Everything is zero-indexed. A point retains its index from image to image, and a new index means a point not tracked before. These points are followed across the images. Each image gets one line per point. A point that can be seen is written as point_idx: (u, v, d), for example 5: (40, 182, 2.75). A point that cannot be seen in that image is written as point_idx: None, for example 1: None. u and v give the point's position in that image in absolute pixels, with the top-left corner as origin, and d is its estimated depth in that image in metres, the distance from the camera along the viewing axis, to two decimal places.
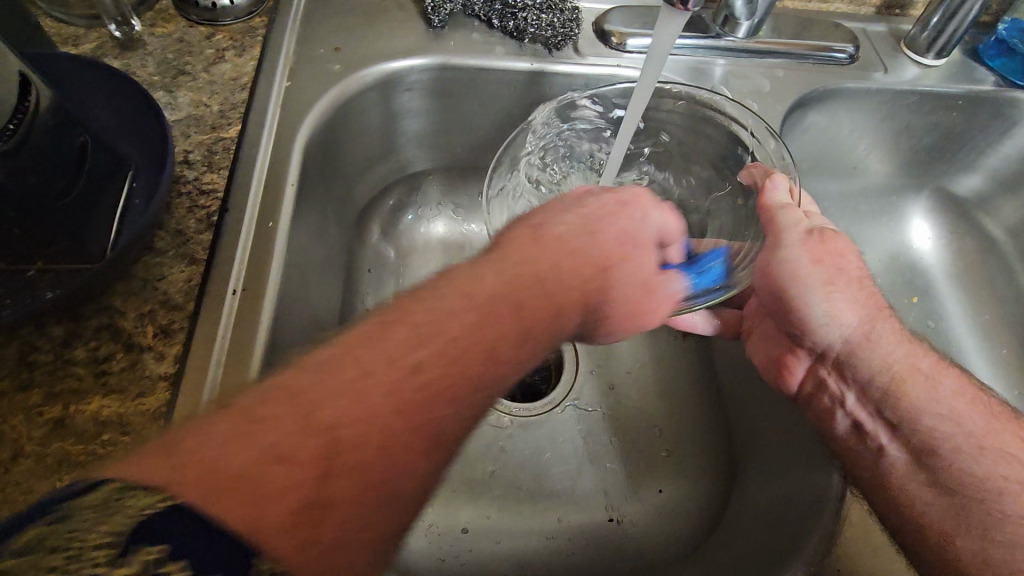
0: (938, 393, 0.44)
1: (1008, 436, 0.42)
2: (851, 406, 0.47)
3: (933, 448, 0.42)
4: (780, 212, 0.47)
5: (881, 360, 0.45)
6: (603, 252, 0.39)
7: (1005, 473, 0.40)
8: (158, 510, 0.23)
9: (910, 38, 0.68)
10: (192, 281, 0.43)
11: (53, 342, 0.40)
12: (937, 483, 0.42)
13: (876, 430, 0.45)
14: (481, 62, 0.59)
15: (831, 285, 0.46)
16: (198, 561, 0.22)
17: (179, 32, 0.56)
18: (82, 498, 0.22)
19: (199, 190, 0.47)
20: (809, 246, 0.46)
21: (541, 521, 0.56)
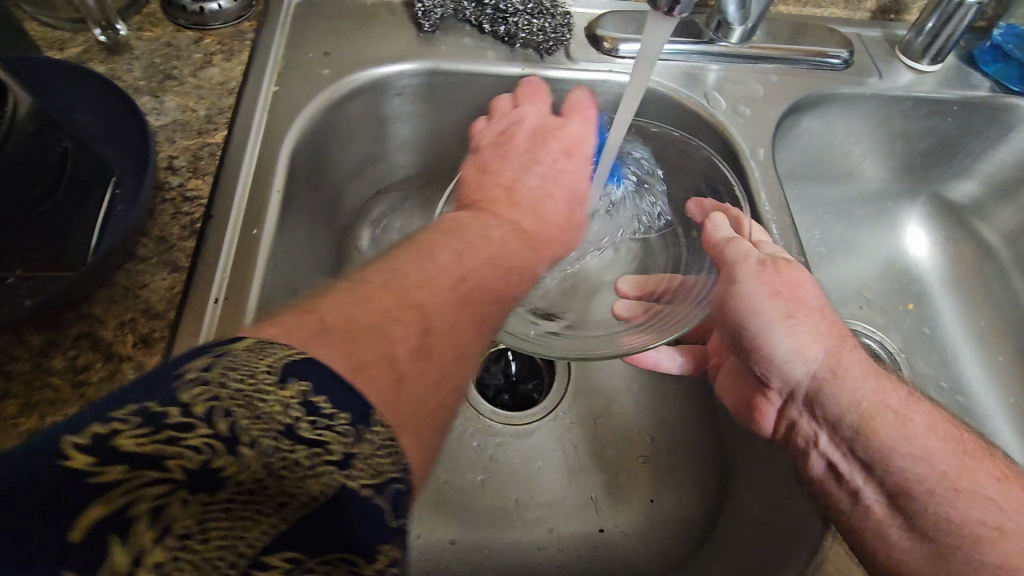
0: (908, 430, 0.43)
1: (981, 476, 0.41)
2: (824, 446, 0.45)
3: (909, 491, 0.41)
4: (731, 247, 0.49)
5: (850, 396, 0.45)
6: (558, 206, 0.51)
7: (981, 518, 0.39)
8: (301, 357, 0.25)
9: (905, 43, 0.68)
10: (173, 289, 0.43)
11: (32, 351, 0.39)
12: (915, 527, 0.41)
13: (851, 470, 0.44)
14: (471, 67, 0.59)
15: (790, 318, 0.47)
16: (337, 401, 0.24)
17: (167, 36, 0.56)
18: (233, 344, 0.25)
19: (183, 197, 0.47)
20: (763, 282, 0.47)
21: (529, 532, 0.55)
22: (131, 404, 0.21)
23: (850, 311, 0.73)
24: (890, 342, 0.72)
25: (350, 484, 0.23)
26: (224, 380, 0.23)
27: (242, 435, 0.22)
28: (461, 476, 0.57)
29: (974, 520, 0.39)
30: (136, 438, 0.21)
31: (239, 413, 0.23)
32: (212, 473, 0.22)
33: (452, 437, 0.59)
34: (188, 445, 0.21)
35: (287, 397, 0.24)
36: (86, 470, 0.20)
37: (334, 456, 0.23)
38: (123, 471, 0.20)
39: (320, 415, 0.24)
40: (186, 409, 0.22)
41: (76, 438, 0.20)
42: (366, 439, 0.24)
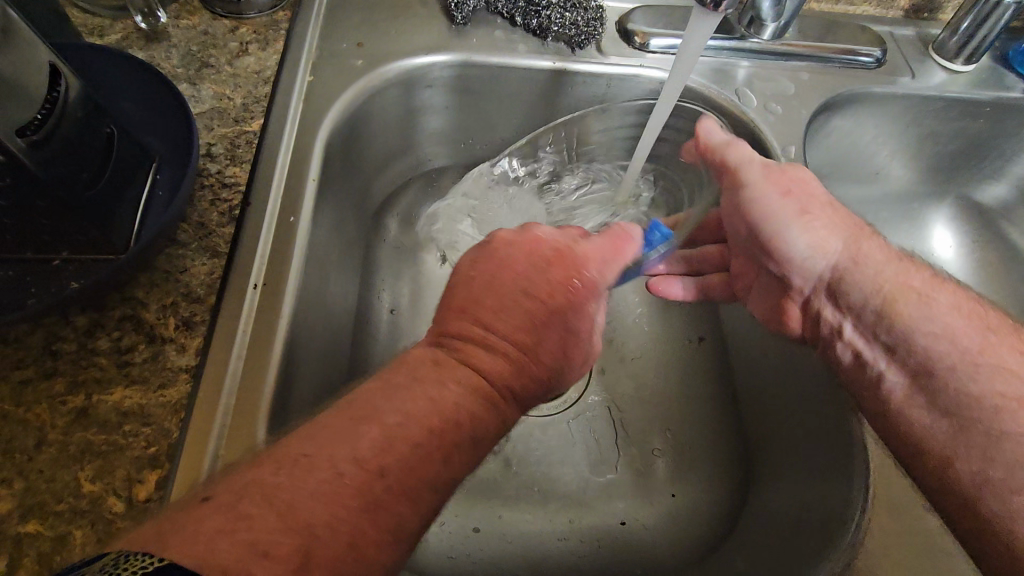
0: (932, 307, 0.45)
1: (1004, 349, 0.42)
2: (848, 335, 0.49)
3: (931, 368, 0.43)
4: (733, 149, 0.50)
5: (870, 283, 0.47)
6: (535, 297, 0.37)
7: (1001, 389, 0.40)
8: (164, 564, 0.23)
9: (939, 42, 0.67)
10: (213, 274, 0.43)
11: (77, 331, 0.40)
12: (936, 406, 0.42)
13: (875, 357, 0.47)
14: (503, 59, 0.59)
15: (805, 216, 0.49)
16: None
17: (204, 25, 0.56)
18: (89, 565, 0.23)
19: (221, 183, 0.47)
20: (773, 183, 0.49)
21: (550, 522, 0.56)
22: None
23: None
24: None
25: None
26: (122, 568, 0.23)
27: None
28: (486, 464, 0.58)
29: (990, 391, 0.40)
30: None
31: None
32: None
33: None
34: None
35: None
36: None
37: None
38: None
39: None
40: None
41: None
42: None
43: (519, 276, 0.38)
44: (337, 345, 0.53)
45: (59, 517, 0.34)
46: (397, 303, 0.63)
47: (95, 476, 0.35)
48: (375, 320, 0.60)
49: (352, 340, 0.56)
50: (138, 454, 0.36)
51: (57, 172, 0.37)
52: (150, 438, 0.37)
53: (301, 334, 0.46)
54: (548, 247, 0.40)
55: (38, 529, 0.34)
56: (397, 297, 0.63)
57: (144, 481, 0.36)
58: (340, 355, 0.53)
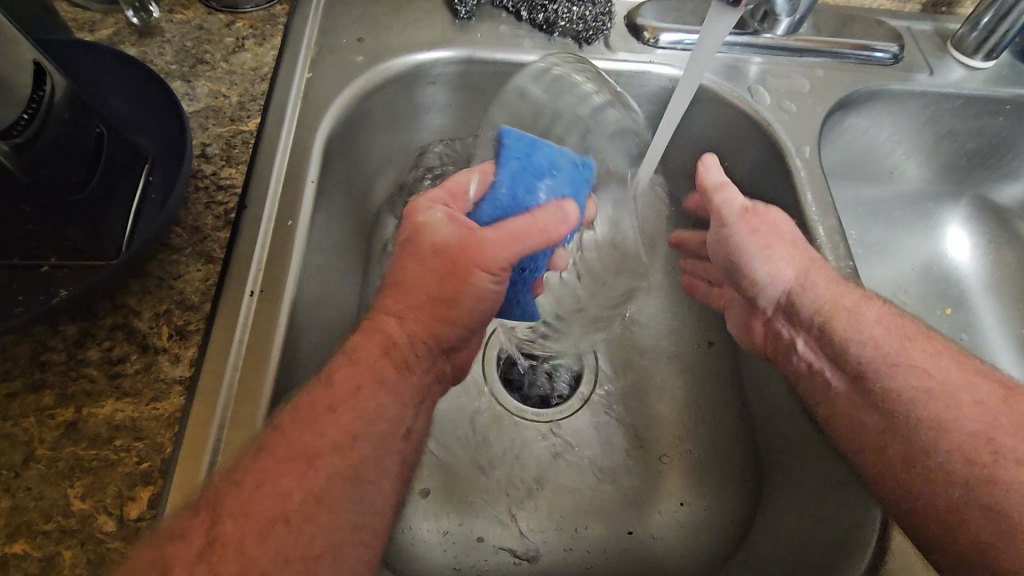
0: (862, 322, 0.43)
1: (917, 353, 0.41)
2: (801, 351, 0.47)
3: (863, 372, 0.42)
4: (719, 190, 0.53)
5: (812, 299, 0.46)
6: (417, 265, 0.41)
7: (912, 383, 0.39)
8: None
9: (958, 37, 0.65)
10: (208, 281, 0.42)
11: (66, 341, 0.38)
12: (870, 403, 0.41)
13: (821, 364, 0.45)
14: (509, 55, 0.57)
15: (767, 249, 0.49)
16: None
17: (199, 19, 0.54)
18: None
19: (216, 185, 0.46)
20: (740, 222, 0.51)
21: (557, 532, 0.54)
22: None
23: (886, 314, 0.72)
24: None
25: None
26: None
27: None
28: (490, 473, 0.57)
29: (911, 387, 0.39)
30: None
31: None
32: None
33: (480, 433, 0.59)
34: None
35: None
36: None
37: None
38: None
39: None
40: None
41: None
42: None
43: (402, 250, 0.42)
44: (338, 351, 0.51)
45: (47, 537, 0.33)
46: None
47: (85, 494, 0.34)
48: None
49: None
50: (130, 470, 0.35)
51: (44, 174, 0.35)
52: (143, 453, 0.35)
53: (300, 342, 0.44)
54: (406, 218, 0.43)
55: (25, 549, 0.32)
56: None
57: (136, 498, 0.34)
58: None
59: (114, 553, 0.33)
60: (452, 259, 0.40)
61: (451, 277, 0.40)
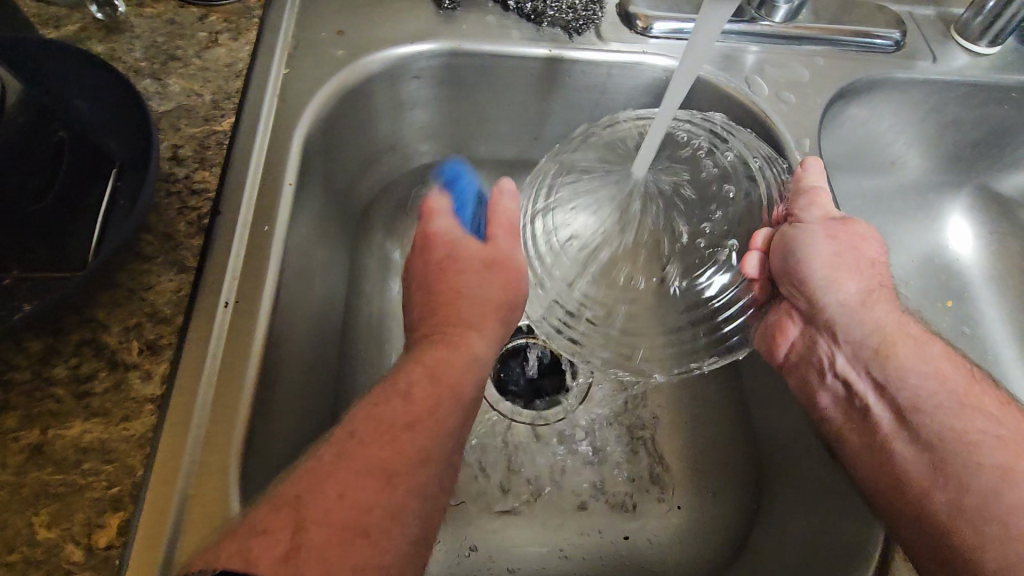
0: (924, 353, 0.42)
1: (985, 397, 0.40)
2: (839, 366, 0.44)
3: (918, 405, 0.40)
4: (813, 189, 0.47)
5: (869, 321, 0.43)
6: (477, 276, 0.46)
7: (982, 427, 0.38)
8: None
9: (962, 22, 0.63)
10: (181, 291, 0.40)
11: (31, 359, 0.36)
12: (917, 437, 0.39)
13: (863, 389, 0.43)
14: (496, 47, 0.54)
15: (839, 258, 0.44)
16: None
17: (170, 14, 0.52)
18: None
19: (190, 189, 0.43)
20: (819, 224, 0.45)
21: (552, 540, 0.53)
22: None
23: None
24: None
25: None
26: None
27: None
28: (482, 480, 0.55)
29: (974, 429, 0.38)
30: None
31: None
32: None
33: (472, 440, 0.57)
34: None
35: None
36: None
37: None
38: None
39: None
40: None
41: None
42: None
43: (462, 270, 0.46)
44: (323, 359, 0.50)
45: (11, 569, 0.31)
46: (385, 308, 0.59)
47: (51, 521, 0.32)
48: (363, 328, 0.57)
49: (339, 350, 0.53)
50: (98, 495, 0.33)
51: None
52: (113, 477, 0.34)
53: (279, 353, 0.42)
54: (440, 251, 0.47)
55: None
56: (386, 303, 0.60)
57: (104, 526, 0.32)
58: (326, 369, 0.50)
59: None
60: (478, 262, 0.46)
61: (433, 286, 0.46)
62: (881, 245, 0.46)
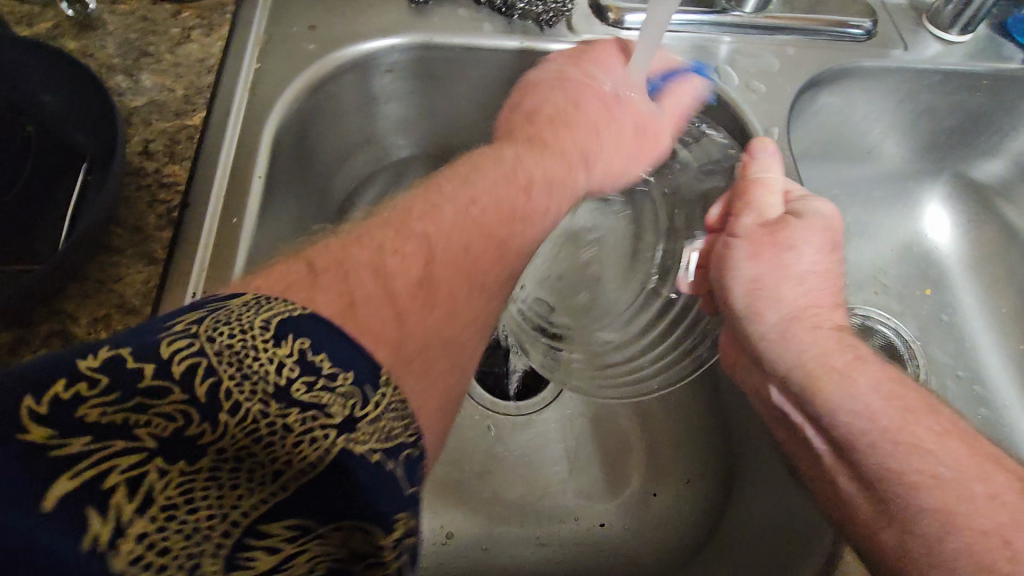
0: (854, 389, 0.38)
1: (924, 431, 0.36)
2: (776, 401, 0.43)
3: (852, 443, 0.38)
4: (756, 184, 0.45)
5: (790, 355, 0.41)
6: (591, 123, 0.48)
7: (920, 467, 0.35)
8: (301, 315, 0.25)
9: (933, 11, 0.63)
10: (149, 283, 0.40)
11: (1, 349, 0.37)
12: (859, 476, 0.38)
13: (801, 421, 0.42)
14: (467, 40, 0.55)
15: (759, 282, 0.42)
16: (337, 359, 0.25)
17: (143, 10, 0.52)
18: (226, 302, 0.25)
19: (159, 183, 0.44)
20: (745, 239, 0.43)
21: (528, 526, 0.54)
22: (106, 350, 0.21)
23: (865, 295, 0.72)
24: (905, 328, 0.71)
25: (353, 445, 0.23)
26: (212, 332, 0.23)
27: (226, 395, 0.22)
28: (461, 467, 0.56)
29: (911, 470, 0.35)
30: (106, 401, 0.20)
31: (225, 374, 0.22)
32: (194, 441, 0.21)
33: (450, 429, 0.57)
34: (165, 409, 0.21)
35: (281, 355, 0.23)
36: (46, 442, 0.18)
37: (335, 420, 0.23)
38: (91, 439, 0.19)
39: (320, 374, 0.24)
40: (165, 368, 0.21)
41: (35, 402, 0.19)
42: (371, 400, 0.24)
43: (588, 120, 0.48)
44: None
45: None
46: None
47: None
48: None
49: None
50: None
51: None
52: None
53: None
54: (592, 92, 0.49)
55: None
56: None
57: None
58: None
59: None
60: (614, 122, 0.49)
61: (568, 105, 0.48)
62: (821, 250, 0.42)
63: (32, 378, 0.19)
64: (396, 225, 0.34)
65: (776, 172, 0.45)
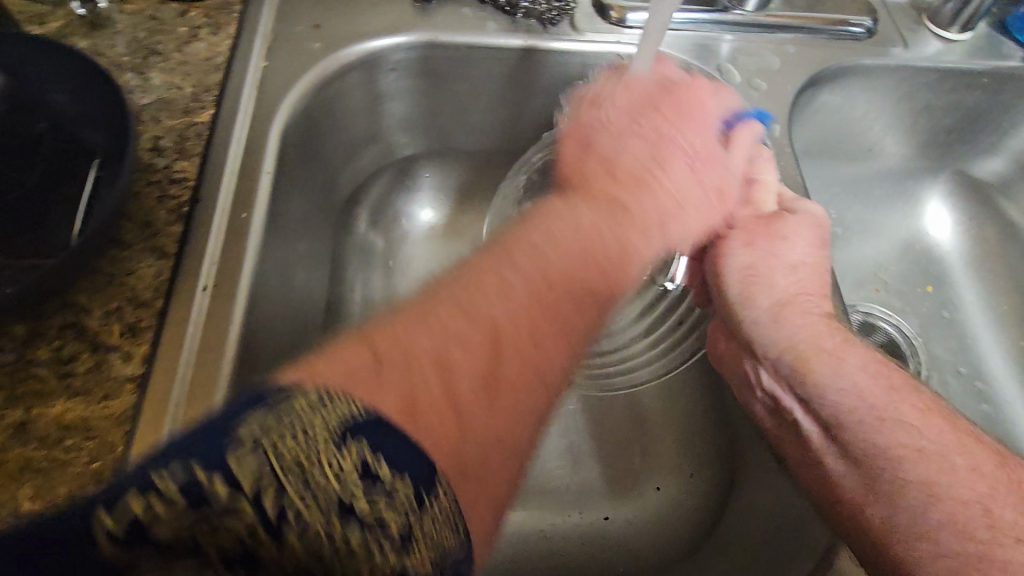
0: (841, 367, 0.39)
1: (907, 412, 0.37)
2: (765, 385, 0.43)
3: (840, 424, 0.38)
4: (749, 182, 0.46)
5: (782, 338, 0.41)
6: (667, 190, 0.38)
7: (902, 442, 0.36)
8: (363, 413, 0.23)
9: (933, 9, 0.64)
10: (160, 277, 0.41)
11: (15, 341, 0.37)
12: (846, 455, 0.38)
13: (788, 403, 0.41)
14: (471, 38, 0.55)
15: (750, 268, 0.43)
16: (395, 461, 0.22)
17: (152, 10, 0.53)
18: (296, 397, 0.23)
19: (169, 178, 0.44)
20: (737, 226, 0.44)
21: (532, 518, 0.55)
22: (177, 464, 0.20)
23: (865, 292, 0.73)
24: (906, 325, 0.71)
25: (409, 564, 0.22)
26: (278, 444, 0.21)
27: (286, 510, 0.21)
28: None
29: (894, 447, 0.36)
30: (172, 517, 0.20)
31: (288, 485, 0.21)
32: (254, 559, 0.20)
33: None
34: (228, 529, 0.20)
35: (342, 461, 0.22)
36: (113, 559, 0.19)
37: (392, 535, 0.22)
38: (155, 550, 0.19)
39: (379, 483, 0.22)
40: (231, 484, 0.20)
41: (110, 522, 0.19)
42: (426, 507, 0.22)
43: (662, 183, 0.38)
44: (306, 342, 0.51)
45: None
46: (367, 298, 0.61)
47: (36, 494, 0.33)
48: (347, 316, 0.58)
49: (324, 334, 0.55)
50: (81, 470, 0.34)
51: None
52: (94, 452, 0.35)
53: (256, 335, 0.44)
54: (666, 137, 0.40)
55: None
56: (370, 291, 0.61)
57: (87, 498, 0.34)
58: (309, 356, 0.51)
59: None
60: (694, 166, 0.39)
61: (643, 163, 0.38)
62: (809, 245, 0.44)
63: (108, 492, 0.20)
64: (458, 300, 0.29)
65: (773, 172, 0.46)
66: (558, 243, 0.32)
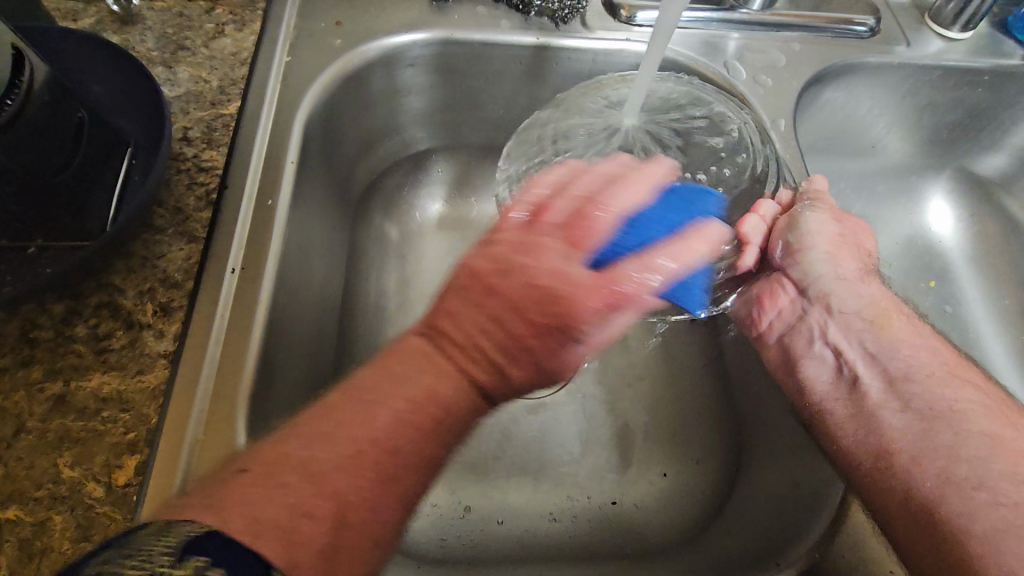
0: (915, 329, 0.46)
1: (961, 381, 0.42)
2: (831, 335, 0.47)
3: (909, 373, 0.43)
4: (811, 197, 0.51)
5: (865, 295, 0.48)
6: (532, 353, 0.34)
7: (965, 396, 0.41)
8: (202, 532, 0.23)
9: (935, 9, 0.65)
10: (191, 259, 0.43)
11: (54, 319, 0.39)
12: (910, 406, 0.42)
13: (852, 354, 0.46)
14: (486, 35, 0.57)
15: (836, 245, 0.49)
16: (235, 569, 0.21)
17: (179, 7, 0.55)
18: (134, 531, 0.23)
19: (198, 167, 0.47)
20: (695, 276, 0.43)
21: (542, 500, 0.56)
22: None
23: None
24: None
25: None
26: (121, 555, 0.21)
27: None
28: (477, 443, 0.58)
29: (961, 398, 0.41)
30: None
31: None
32: None
33: None
34: None
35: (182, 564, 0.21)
36: None
37: None
38: None
39: None
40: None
41: None
42: None
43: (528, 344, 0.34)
44: (325, 328, 0.53)
45: (39, 503, 0.34)
46: (380, 288, 0.62)
47: (75, 462, 0.35)
48: (363, 304, 0.60)
49: (341, 320, 0.57)
50: (118, 440, 0.36)
51: (17, 167, 0.35)
52: (130, 423, 0.37)
53: (283, 316, 0.45)
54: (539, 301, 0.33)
55: (20, 514, 0.34)
56: (384, 281, 0.63)
57: (123, 466, 0.35)
58: (327, 339, 0.53)
59: (103, 517, 0.34)
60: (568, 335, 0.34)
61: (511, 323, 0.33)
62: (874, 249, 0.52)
63: None
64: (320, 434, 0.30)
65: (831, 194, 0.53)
66: (416, 408, 0.31)
